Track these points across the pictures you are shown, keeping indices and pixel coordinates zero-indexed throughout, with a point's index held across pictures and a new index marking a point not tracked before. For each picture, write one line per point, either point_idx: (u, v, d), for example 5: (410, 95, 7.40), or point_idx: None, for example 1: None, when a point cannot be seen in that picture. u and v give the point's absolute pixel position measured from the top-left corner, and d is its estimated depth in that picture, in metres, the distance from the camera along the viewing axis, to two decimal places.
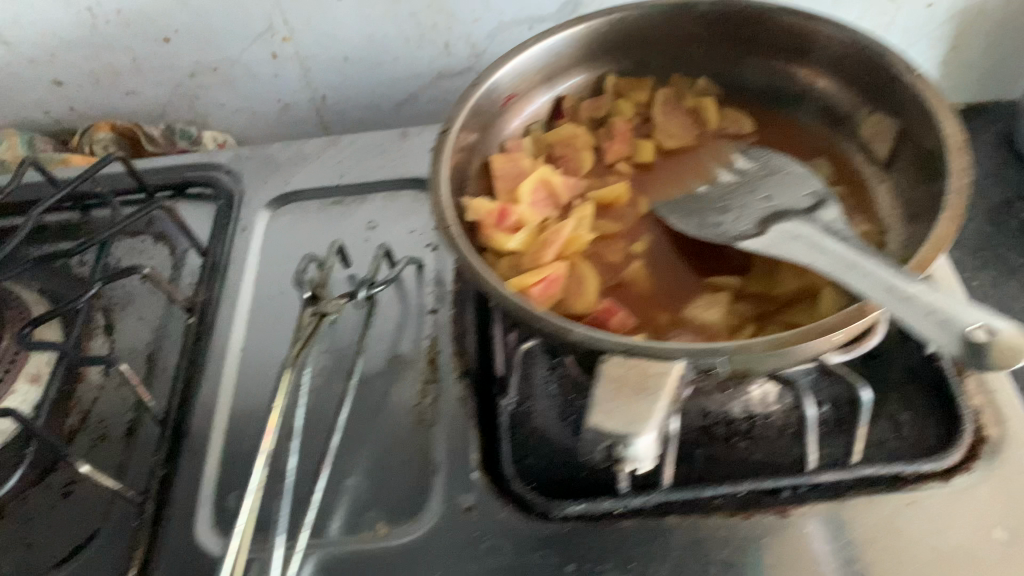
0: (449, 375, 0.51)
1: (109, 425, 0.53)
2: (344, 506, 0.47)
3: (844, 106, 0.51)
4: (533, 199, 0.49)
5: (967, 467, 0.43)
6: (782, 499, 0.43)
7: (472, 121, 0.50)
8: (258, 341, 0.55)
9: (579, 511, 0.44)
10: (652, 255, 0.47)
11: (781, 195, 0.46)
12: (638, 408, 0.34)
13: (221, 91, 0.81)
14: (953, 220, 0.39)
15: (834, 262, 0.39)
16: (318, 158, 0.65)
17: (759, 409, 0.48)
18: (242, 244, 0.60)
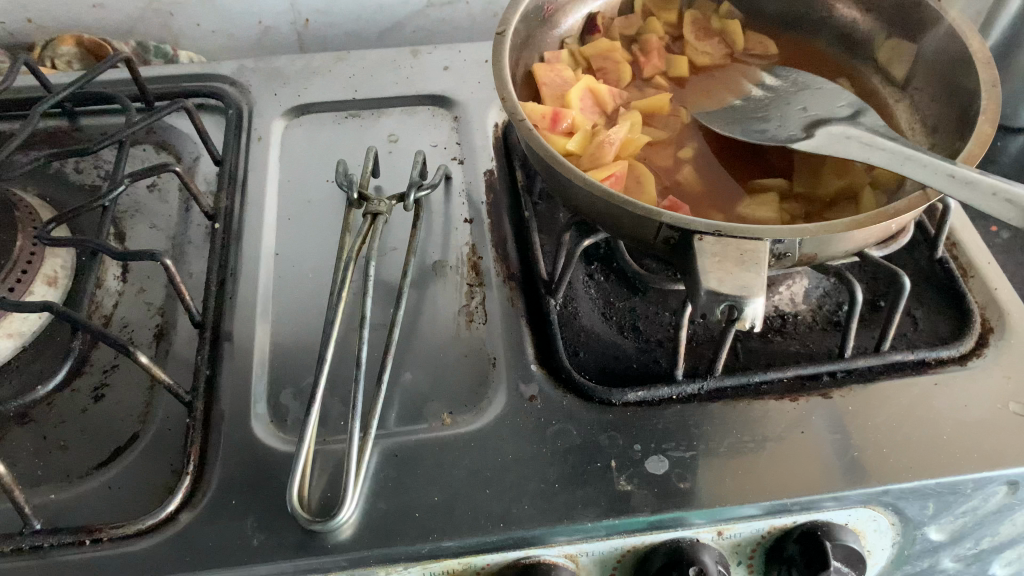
0: (493, 277, 0.52)
1: (135, 331, 0.51)
2: (403, 399, 0.47)
3: (863, 30, 0.55)
4: (582, 105, 0.51)
5: (979, 352, 0.48)
6: (823, 384, 0.47)
7: (520, 28, 0.51)
8: (291, 247, 0.54)
9: (638, 397, 0.46)
10: (698, 160, 0.50)
11: (818, 105, 0.49)
12: (748, 274, 0.36)
13: (197, 9, 0.77)
14: (991, 122, 0.43)
15: (889, 156, 0.42)
16: (327, 73, 0.64)
17: (788, 308, 0.52)
18: (259, 153, 0.59)
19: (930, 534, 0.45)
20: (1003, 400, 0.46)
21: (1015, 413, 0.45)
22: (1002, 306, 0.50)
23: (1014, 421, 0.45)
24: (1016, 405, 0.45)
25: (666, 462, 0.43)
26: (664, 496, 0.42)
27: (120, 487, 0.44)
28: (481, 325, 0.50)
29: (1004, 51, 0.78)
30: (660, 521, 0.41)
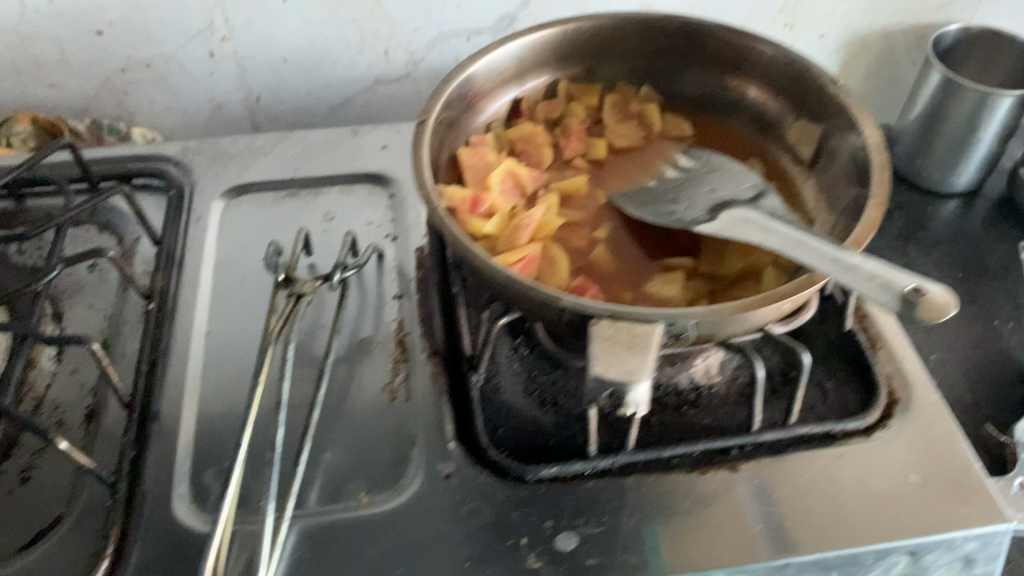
0: (418, 354, 0.54)
1: (66, 411, 0.52)
2: (324, 478, 0.48)
3: (773, 113, 0.57)
4: (502, 188, 0.53)
5: (884, 424, 0.50)
6: (731, 457, 0.49)
7: (444, 115, 0.53)
8: (223, 326, 0.55)
9: (552, 473, 0.47)
10: (613, 240, 0.52)
11: (724, 187, 0.52)
12: (633, 360, 0.38)
13: (151, 87, 0.80)
14: (879, 207, 0.45)
15: (782, 239, 0.44)
16: (269, 152, 0.66)
17: (703, 381, 0.53)
18: (197, 233, 0.61)
19: None
20: (903, 472, 0.48)
21: (913, 485, 0.47)
22: (907, 379, 0.52)
23: (912, 493, 0.47)
24: (915, 476, 0.47)
25: (575, 538, 0.45)
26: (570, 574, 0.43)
27: (38, 572, 0.44)
28: (404, 402, 0.51)
29: (929, 122, 0.81)
30: None
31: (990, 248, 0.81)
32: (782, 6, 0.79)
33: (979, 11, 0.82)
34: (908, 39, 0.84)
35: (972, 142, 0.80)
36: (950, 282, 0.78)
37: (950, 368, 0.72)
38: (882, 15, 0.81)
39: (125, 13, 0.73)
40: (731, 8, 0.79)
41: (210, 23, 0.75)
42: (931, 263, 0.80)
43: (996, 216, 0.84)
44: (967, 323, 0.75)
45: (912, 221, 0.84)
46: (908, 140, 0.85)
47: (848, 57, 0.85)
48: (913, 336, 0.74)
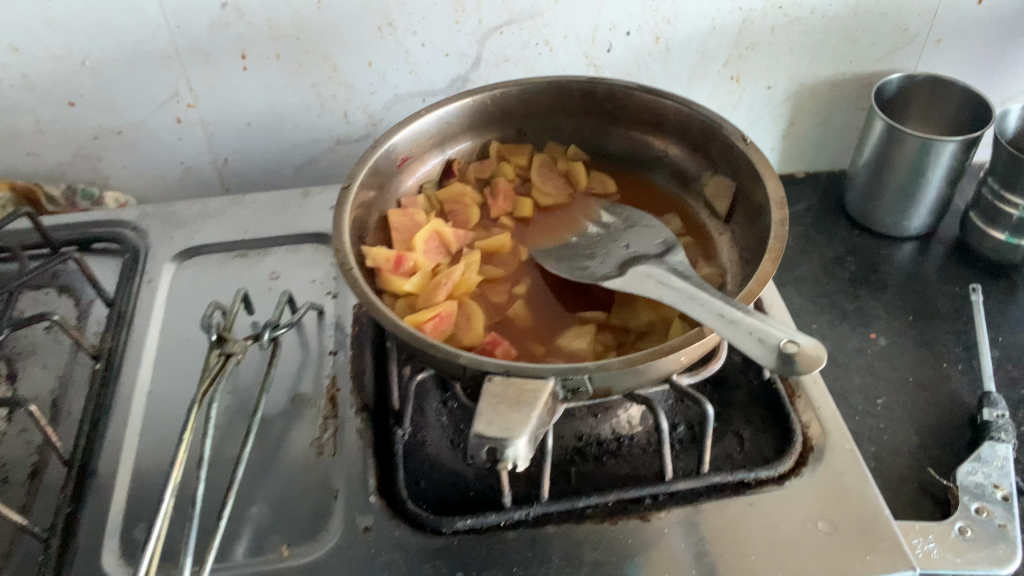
0: (348, 409, 0.56)
1: (11, 469, 0.54)
2: (249, 531, 0.50)
3: (692, 169, 0.60)
4: (426, 247, 0.56)
5: (797, 471, 0.51)
6: (644, 507, 0.50)
7: (371, 178, 0.56)
8: (165, 384, 0.58)
9: (467, 525, 0.49)
10: (530, 295, 0.55)
11: (638, 243, 0.54)
12: (516, 416, 0.39)
13: (123, 153, 0.84)
14: (773, 261, 0.47)
15: (676, 294, 0.46)
16: (222, 216, 0.70)
17: (625, 431, 0.55)
18: (148, 295, 0.63)
19: None
20: (812, 519, 0.48)
21: (822, 532, 0.48)
22: (823, 425, 0.53)
23: (820, 540, 0.47)
24: (824, 524, 0.48)
25: None
26: None
27: None
28: (331, 456, 0.53)
29: (878, 168, 0.82)
30: None
31: (942, 290, 0.82)
32: (726, 61, 0.82)
33: (924, 59, 0.83)
34: (855, 88, 0.86)
35: (920, 187, 0.81)
36: (901, 324, 0.79)
37: (897, 411, 0.71)
38: (826, 66, 0.83)
39: (94, 85, 0.77)
40: (677, 64, 0.81)
41: (175, 92, 0.79)
42: (883, 307, 0.81)
43: (951, 258, 0.85)
44: (917, 366, 0.75)
45: (865, 265, 0.85)
46: (860, 185, 0.86)
47: (798, 106, 0.87)
48: (860, 380, 0.74)
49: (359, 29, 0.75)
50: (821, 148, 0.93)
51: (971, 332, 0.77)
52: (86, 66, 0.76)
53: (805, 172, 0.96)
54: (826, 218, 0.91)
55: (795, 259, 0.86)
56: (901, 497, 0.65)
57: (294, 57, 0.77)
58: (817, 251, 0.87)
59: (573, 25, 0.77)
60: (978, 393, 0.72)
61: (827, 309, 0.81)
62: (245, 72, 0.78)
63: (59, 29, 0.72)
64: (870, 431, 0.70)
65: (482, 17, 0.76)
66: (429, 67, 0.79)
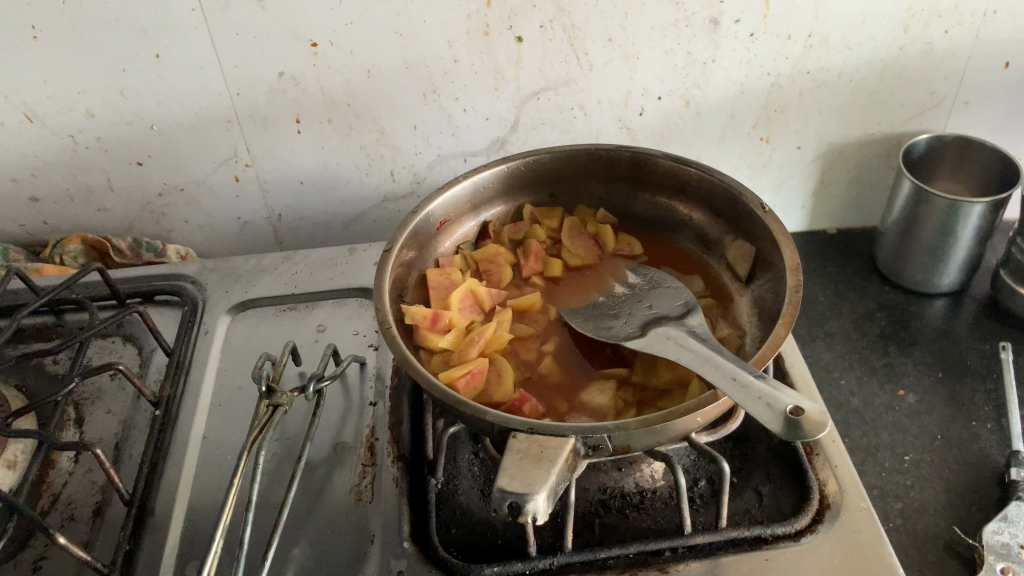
0: (385, 458, 0.59)
1: (77, 506, 0.59)
2: (292, 572, 0.53)
3: (714, 234, 0.63)
4: (461, 306, 0.60)
5: (813, 528, 0.53)
6: (664, 559, 0.52)
7: (410, 241, 0.60)
8: (217, 430, 0.62)
9: (494, 572, 0.51)
10: (559, 353, 0.58)
11: (660, 304, 0.57)
12: (536, 472, 0.43)
13: (186, 209, 0.90)
14: (786, 326, 0.49)
15: (694, 357, 0.49)
16: (275, 271, 0.75)
17: (648, 484, 0.58)
18: (205, 345, 0.68)
19: None
20: None
21: None
22: (840, 483, 0.55)
23: None
24: None
25: None
26: None
27: None
28: (369, 502, 0.57)
29: (908, 226, 0.84)
30: None
31: (973, 348, 0.82)
32: (757, 122, 0.84)
33: (953, 119, 0.85)
34: (885, 147, 0.88)
35: (950, 246, 0.82)
36: (931, 380, 0.80)
37: (924, 469, 0.72)
38: (854, 127, 0.86)
39: (161, 147, 0.83)
40: (708, 127, 0.84)
41: (234, 153, 0.85)
42: (913, 363, 0.82)
43: (983, 316, 0.86)
44: (945, 424, 0.76)
45: (895, 321, 0.86)
46: (891, 243, 0.88)
47: (828, 165, 0.90)
48: (888, 437, 0.75)
49: (405, 96, 0.80)
50: (853, 206, 0.95)
51: (1002, 390, 0.78)
52: (155, 129, 0.82)
53: (836, 229, 0.98)
54: (856, 273, 0.93)
55: (825, 315, 0.88)
56: (926, 554, 0.66)
57: (344, 121, 0.82)
58: (848, 307, 0.89)
59: (607, 91, 0.81)
60: (1007, 452, 0.72)
61: (855, 365, 0.82)
62: (299, 135, 0.83)
63: (131, 98, 0.79)
64: (896, 487, 0.71)
65: (520, 83, 0.80)
66: (471, 130, 0.84)
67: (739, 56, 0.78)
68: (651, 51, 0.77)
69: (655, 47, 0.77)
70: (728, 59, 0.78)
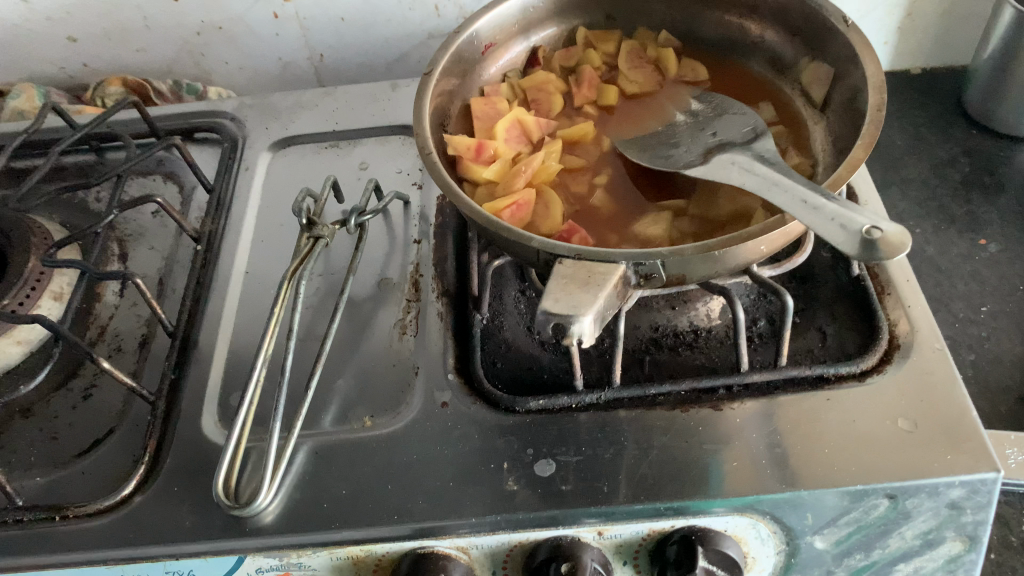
0: (429, 293, 0.57)
1: (124, 338, 0.59)
2: (337, 403, 0.53)
3: (788, 55, 0.57)
4: (508, 135, 0.56)
5: (880, 369, 0.49)
6: (717, 397, 0.50)
7: (454, 66, 0.55)
8: (259, 265, 0.61)
9: (540, 406, 0.50)
10: (612, 184, 0.54)
11: (725, 131, 0.52)
12: (583, 295, 0.40)
13: (225, 49, 0.86)
14: (867, 146, 0.44)
15: (759, 181, 0.44)
16: (314, 108, 0.72)
17: (703, 323, 0.55)
18: (246, 180, 0.66)
19: (814, 542, 0.46)
20: (892, 418, 0.47)
21: (901, 430, 0.46)
22: (913, 323, 0.51)
23: (899, 437, 0.46)
24: (903, 423, 0.46)
25: (553, 466, 0.47)
26: (545, 496, 0.45)
27: (90, 473, 0.51)
28: (412, 338, 0.55)
29: (1003, 61, 0.76)
30: (539, 521, 0.45)
31: None
32: None
33: None
34: None
35: None
36: (1016, 229, 0.74)
37: (1001, 321, 0.68)
38: None
39: None
40: None
41: None
42: (997, 212, 0.76)
43: None
44: None
45: (981, 166, 0.79)
46: (983, 82, 0.80)
47: None
48: (963, 287, 0.71)
49: None
50: (942, 42, 0.86)
51: None
52: None
53: (920, 69, 0.90)
54: (940, 116, 0.85)
55: (902, 160, 0.82)
56: (998, 407, 0.63)
57: None
58: (928, 152, 0.82)
59: None
60: None
61: (933, 214, 0.76)
62: None
63: None
64: (970, 339, 0.67)
65: None
66: None
67: None
68: None
69: None
70: None
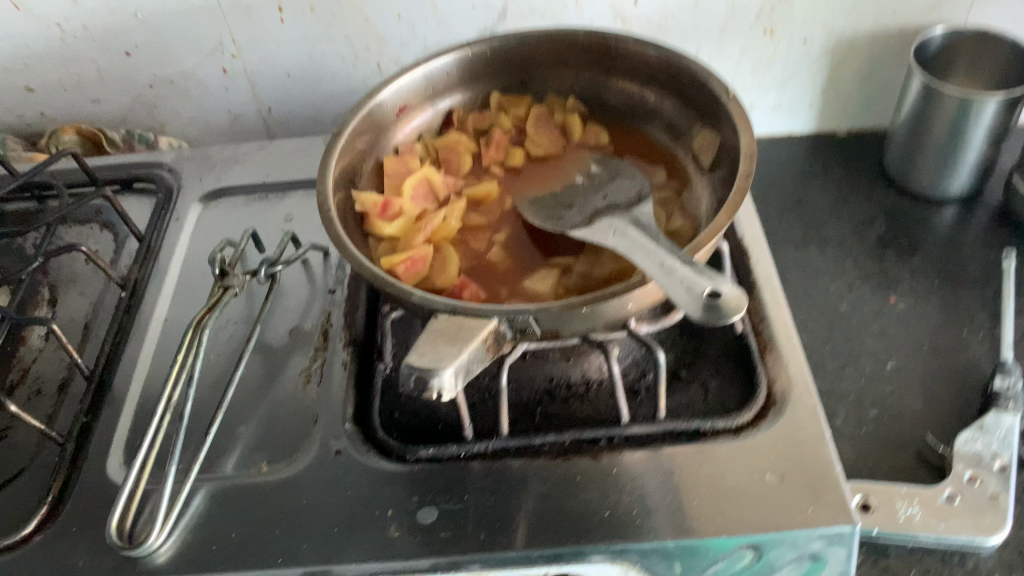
0: (337, 342, 0.60)
1: (45, 381, 0.60)
2: (239, 448, 0.54)
3: (682, 123, 0.60)
4: (414, 193, 0.59)
5: (755, 424, 0.52)
6: (598, 447, 0.52)
7: (365, 126, 0.59)
8: (179, 312, 0.63)
9: (429, 454, 0.52)
10: (509, 242, 0.57)
11: (615, 194, 0.54)
12: (447, 349, 0.42)
13: (177, 101, 0.89)
14: (729, 212, 0.47)
15: (628, 242, 0.47)
16: (249, 160, 0.75)
17: (594, 375, 0.57)
18: (175, 230, 0.69)
19: None
20: (761, 471, 0.49)
21: (768, 483, 0.48)
22: (789, 380, 0.53)
23: (766, 490, 0.48)
24: (771, 476, 0.48)
25: (435, 513, 0.49)
26: (424, 543, 0.47)
27: None
28: (316, 386, 0.57)
29: (915, 127, 0.79)
30: (418, 566, 0.47)
31: (975, 256, 0.78)
32: (759, 14, 0.79)
33: (975, 9, 0.79)
34: (899, 41, 0.82)
35: (960, 148, 0.77)
36: (926, 289, 0.76)
37: (905, 376, 0.69)
38: (865, 19, 0.80)
39: (148, 37, 0.82)
40: (705, 21, 0.80)
41: (219, 42, 0.82)
42: (909, 271, 0.78)
43: (992, 224, 0.81)
44: (936, 332, 0.72)
45: (897, 227, 0.82)
46: (900, 145, 0.83)
47: (837, 61, 0.84)
48: (872, 343, 0.73)
49: None
50: (865, 105, 0.89)
51: (1000, 299, 0.74)
52: (138, 18, 0.80)
53: (847, 131, 0.93)
54: (863, 177, 0.88)
55: (823, 219, 0.85)
56: (896, 460, 0.63)
57: (327, 9, 0.79)
58: (848, 212, 0.85)
59: None
60: (995, 361, 0.69)
61: (848, 271, 0.79)
62: (283, 23, 0.80)
63: None
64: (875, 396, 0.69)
65: None
66: (457, 19, 0.80)
67: None
68: None
69: None
70: None
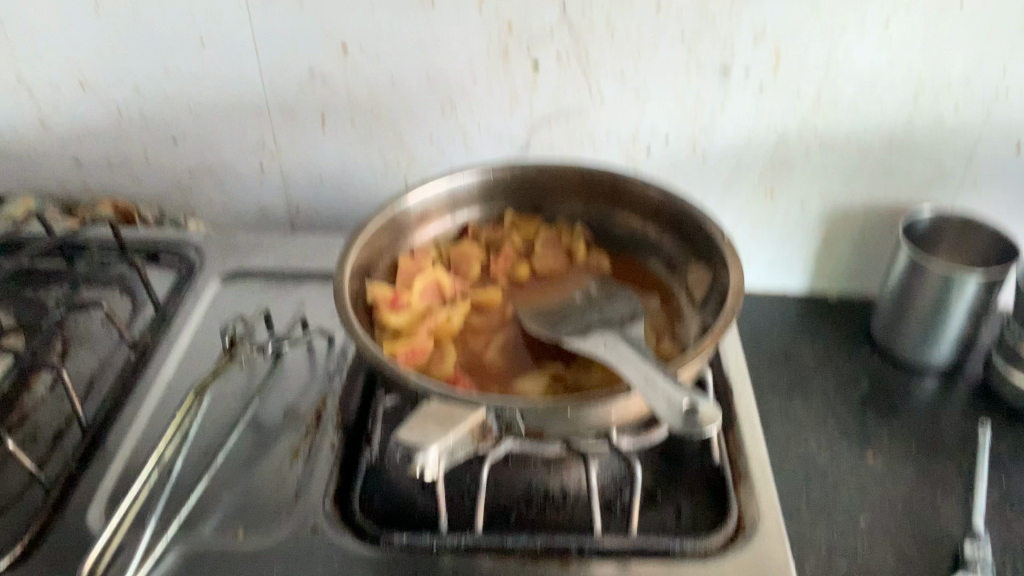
0: (329, 424, 0.62)
1: (41, 428, 0.62)
2: (218, 514, 0.56)
3: (679, 259, 0.65)
4: (423, 291, 0.63)
5: (722, 550, 0.53)
6: (568, 555, 0.53)
7: (387, 225, 0.63)
8: (182, 379, 0.66)
9: (403, 541, 0.53)
10: (506, 346, 0.60)
11: (610, 313, 0.58)
12: (435, 430, 0.46)
13: (210, 190, 0.94)
14: (715, 339, 0.51)
15: (615, 353, 0.50)
16: (271, 249, 0.79)
17: (573, 487, 0.58)
18: (191, 303, 0.73)
19: None
20: None
21: None
22: (757, 510, 0.56)
23: None
24: None
25: None
26: None
27: None
28: (302, 463, 0.59)
29: (901, 297, 0.83)
30: None
31: (952, 427, 0.81)
32: (762, 176, 0.85)
33: (961, 196, 0.85)
34: (891, 217, 0.88)
35: (941, 322, 0.81)
36: (903, 451, 0.78)
37: (877, 532, 0.70)
38: (861, 192, 0.86)
39: (197, 129, 0.88)
40: (711, 177, 0.86)
41: (261, 141, 0.88)
42: (888, 432, 0.80)
43: (970, 398, 0.84)
44: (910, 495, 0.74)
45: (879, 390, 0.85)
46: (886, 313, 0.87)
47: (832, 228, 0.90)
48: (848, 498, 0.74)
49: (425, 107, 0.83)
50: (856, 272, 0.94)
51: (973, 470, 0.76)
52: (191, 111, 0.87)
53: (838, 295, 0.97)
54: (850, 340, 0.92)
55: (809, 373, 0.88)
56: None
57: (365, 124, 0.85)
58: (833, 370, 0.88)
59: (617, 122, 0.82)
60: (965, 529, 0.70)
61: (829, 425, 0.81)
62: (323, 132, 0.86)
63: (174, 77, 0.84)
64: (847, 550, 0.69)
65: (534, 108, 0.82)
66: (482, 147, 0.86)
67: (747, 107, 0.80)
68: (661, 93, 0.80)
69: (665, 89, 0.79)
70: (736, 107, 0.80)
